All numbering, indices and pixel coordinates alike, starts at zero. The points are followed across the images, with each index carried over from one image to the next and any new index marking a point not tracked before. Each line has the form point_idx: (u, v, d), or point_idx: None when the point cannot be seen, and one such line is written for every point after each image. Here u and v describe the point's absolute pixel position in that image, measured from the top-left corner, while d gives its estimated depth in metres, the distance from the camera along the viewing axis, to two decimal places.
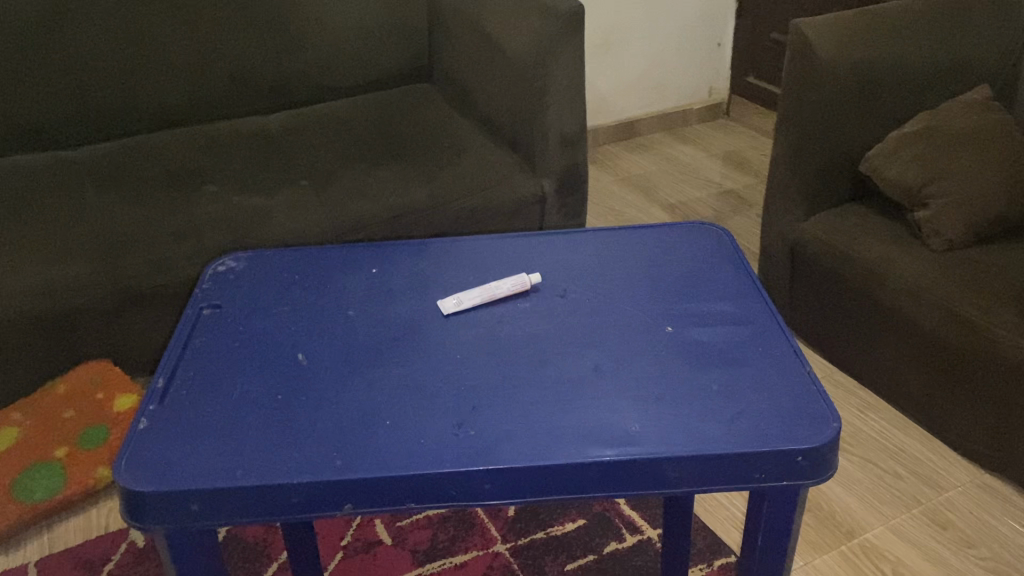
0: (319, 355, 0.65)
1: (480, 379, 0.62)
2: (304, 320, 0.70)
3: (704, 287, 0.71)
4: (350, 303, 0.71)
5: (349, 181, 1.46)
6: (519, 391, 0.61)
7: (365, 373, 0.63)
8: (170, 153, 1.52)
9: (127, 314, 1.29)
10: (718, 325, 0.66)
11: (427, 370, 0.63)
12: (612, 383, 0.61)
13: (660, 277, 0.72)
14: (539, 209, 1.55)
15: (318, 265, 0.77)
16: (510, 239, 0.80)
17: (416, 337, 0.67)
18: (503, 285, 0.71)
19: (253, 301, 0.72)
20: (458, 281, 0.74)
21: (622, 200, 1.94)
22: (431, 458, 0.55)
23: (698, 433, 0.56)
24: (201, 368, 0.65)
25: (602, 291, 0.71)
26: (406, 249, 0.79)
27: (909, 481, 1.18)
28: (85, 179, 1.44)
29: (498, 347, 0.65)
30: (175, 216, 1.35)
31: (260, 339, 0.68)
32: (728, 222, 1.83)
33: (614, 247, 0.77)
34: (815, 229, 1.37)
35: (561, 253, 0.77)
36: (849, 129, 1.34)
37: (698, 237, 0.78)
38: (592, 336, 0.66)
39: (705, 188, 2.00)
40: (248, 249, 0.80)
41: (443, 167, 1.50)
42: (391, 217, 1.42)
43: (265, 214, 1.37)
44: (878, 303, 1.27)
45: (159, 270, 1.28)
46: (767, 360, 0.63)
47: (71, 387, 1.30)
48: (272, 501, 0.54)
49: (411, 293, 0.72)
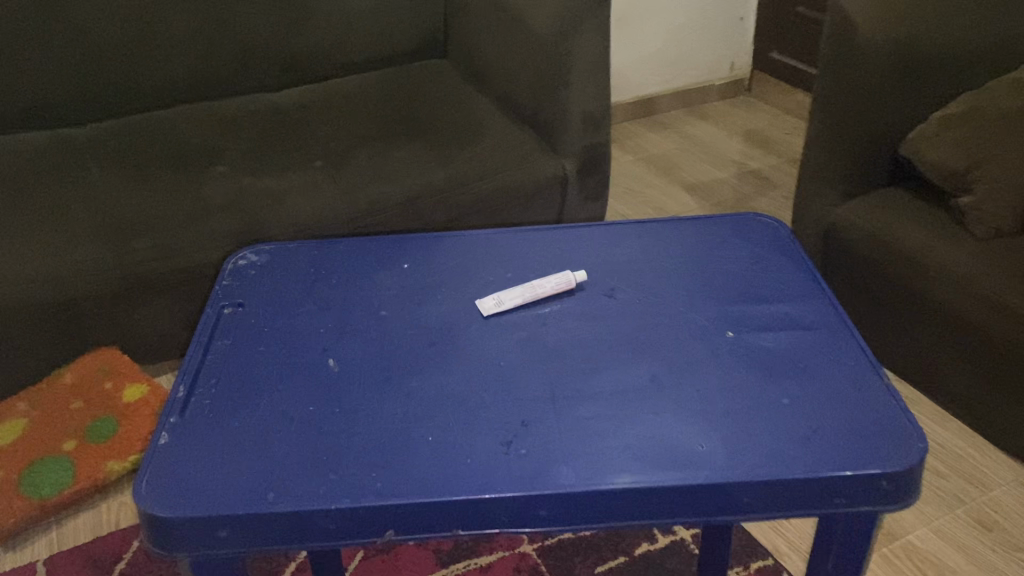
0: (352, 361, 0.60)
1: (523, 390, 0.57)
2: (333, 321, 0.65)
3: (766, 287, 0.66)
4: (382, 302, 0.66)
5: (364, 162, 1.40)
6: (566, 405, 0.56)
7: (402, 381, 0.58)
8: (178, 132, 1.46)
9: (136, 301, 1.24)
10: (780, 334, 0.61)
11: (467, 380, 0.58)
12: (672, 395, 0.57)
13: (712, 279, 0.68)
14: (560, 192, 1.50)
15: (345, 259, 0.72)
16: (551, 233, 0.75)
17: (456, 340, 0.62)
18: (545, 284, 0.66)
19: (280, 299, 0.67)
20: (500, 277, 0.69)
21: (643, 181, 1.89)
22: (480, 480, 0.51)
23: (773, 453, 0.52)
24: (225, 375, 0.60)
25: (654, 291, 0.66)
26: (441, 241, 0.74)
27: (950, 480, 1.14)
28: (91, 159, 1.38)
29: (543, 353, 0.60)
30: (185, 199, 1.30)
31: (287, 341, 0.63)
32: (753, 204, 1.78)
33: (663, 241, 0.72)
34: (851, 214, 1.31)
35: (606, 248, 0.72)
36: (888, 111, 1.28)
37: (752, 231, 0.73)
38: (645, 343, 0.61)
39: (727, 169, 1.94)
40: (269, 242, 0.75)
41: (462, 147, 1.45)
42: (408, 199, 1.36)
43: (277, 197, 1.32)
44: (918, 294, 1.22)
45: (169, 256, 1.23)
46: (836, 372, 0.58)
47: (78, 377, 1.27)
48: (305, 530, 0.50)
49: (449, 292, 0.67)
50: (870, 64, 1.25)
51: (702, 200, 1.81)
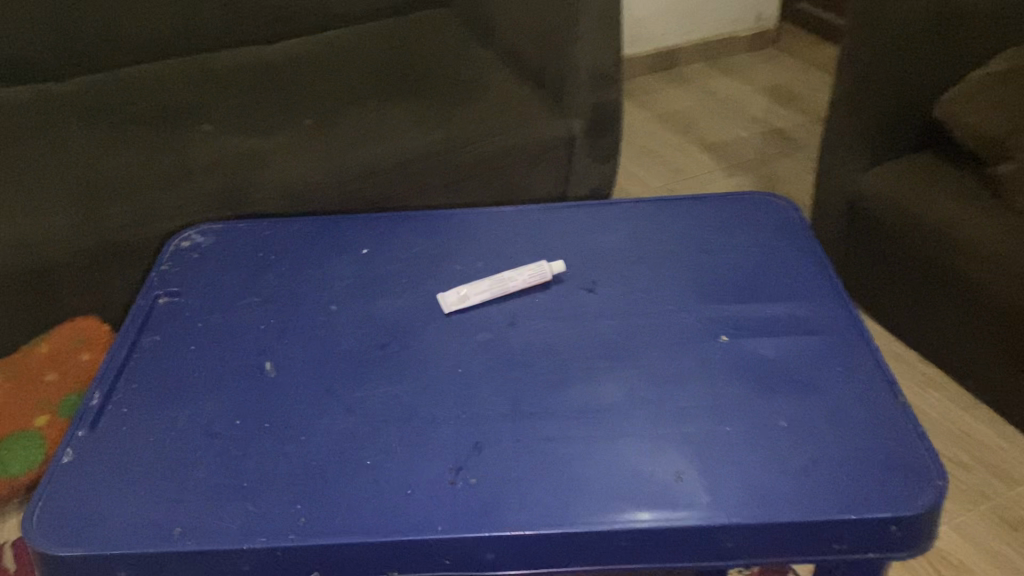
0: (287, 367, 0.67)
1: (535, 389, 0.64)
2: (273, 317, 0.72)
3: (771, 290, 0.73)
4: (324, 302, 0.73)
5: (357, 121, 1.32)
6: (566, 403, 0.63)
7: (413, 374, 0.66)
8: (163, 87, 1.39)
9: (112, 269, 1.18)
10: (770, 336, 0.68)
11: (478, 378, 0.65)
12: (623, 417, 0.62)
13: (703, 270, 0.76)
14: (566, 153, 1.40)
15: (295, 247, 0.80)
16: (519, 209, 0.84)
17: (404, 345, 0.68)
18: (519, 277, 0.73)
19: (219, 292, 0.74)
20: (451, 270, 0.75)
21: (658, 139, 1.79)
22: (437, 509, 0.56)
23: (768, 484, 0.57)
24: (153, 376, 0.67)
25: (646, 294, 0.73)
26: (402, 224, 0.81)
27: (974, 473, 1.06)
28: (70, 116, 1.32)
29: (550, 349, 0.68)
30: (165, 161, 1.23)
31: (226, 341, 0.69)
32: (775, 165, 1.68)
33: (656, 236, 0.80)
34: (877, 183, 1.22)
35: (592, 244, 0.79)
36: (921, 70, 1.17)
37: (774, 232, 0.81)
38: (635, 348, 0.68)
39: (750, 127, 1.84)
40: (216, 221, 0.83)
41: (461, 105, 1.36)
42: (401, 162, 1.28)
43: (263, 158, 1.25)
44: (947, 271, 1.13)
45: (146, 221, 1.16)
46: (819, 377, 0.65)
47: (53, 347, 1.19)
48: (243, 564, 0.55)
49: (396, 290, 0.74)
50: (902, 19, 1.14)
51: (721, 161, 1.71)
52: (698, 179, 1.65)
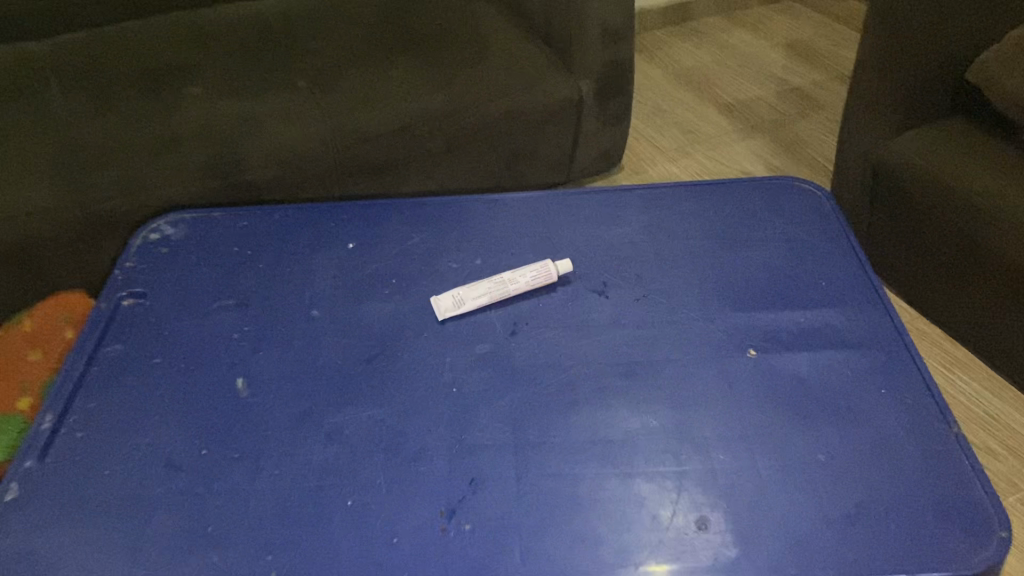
0: (258, 384, 0.72)
1: (573, 399, 0.70)
2: (249, 321, 0.78)
3: (802, 298, 0.78)
4: (300, 311, 0.79)
5: (353, 80, 1.25)
6: (600, 415, 0.69)
7: (450, 384, 0.71)
8: (150, 44, 1.32)
9: (98, 239, 1.13)
10: (793, 339, 0.74)
11: (520, 385, 0.71)
12: (593, 460, 0.65)
13: (749, 269, 0.82)
14: (575, 114, 1.34)
15: (268, 248, 0.86)
16: (512, 207, 0.91)
17: (394, 355, 0.74)
18: (523, 278, 0.80)
19: (188, 296, 0.81)
20: (447, 268, 0.83)
21: (671, 98, 1.71)
22: (427, 555, 0.59)
23: (799, 521, 0.61)
24: (113, 383, 0.73)
25: (664, 305, 0.78)
26: (386, 221, 0.89)
27: (1003, 460, 1.01)
28: (51, 76, 1.25)
29: (585, 358, 0.73)
30: (151, 124, 1.16)
31: (200, 348, 0.75)
32: (792, 127, 1.60)
33: (676, 245, 0.86)
34: (903, 149, 1.14)
35: (586, 248, 0.86)
36: (953, 31, 1.10)
37: (817, 241, 0.85)
38: (656, 358, 0.73)
39: (767, 85, 1.75)
40: (186, 214, 0.90)
41: (462, 64, 1.28)
42: (401, 126, 1.22)
43: (254, 122, 1.18)
44: (971, 245, 1.06)
45: (131, 190, 1.10)
46: (845, 381, 0.71)
47: (37, 325, 1.11)
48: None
49: (383, 294, 0.80)
50: None
51: (736, 121, 1.63)
52: (712, 141, 1.58)
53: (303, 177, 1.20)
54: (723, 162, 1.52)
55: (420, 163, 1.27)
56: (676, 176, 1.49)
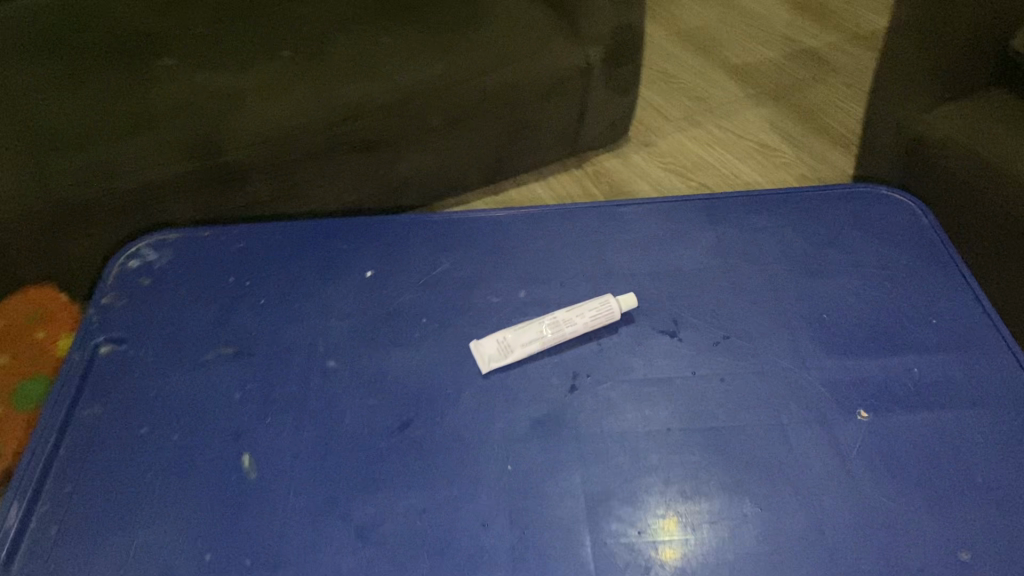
0: (266, 461, 0.68)
1: (630, 471, 0.66)
2: (254, 376, 0.74)
3: (908, 345, 0.74)
4: (314, 364, 0.75)
5: (344, 50, 1.15)
6: (660, 488, 0.65)
7: (505, 463, 0.67)
8: (118, 11, 1.20)
9: (70, 229, 1.03)
10: (880, 391, 0.70)
11: (582, 455, 0.67)
12: (619, 523, 0.63)
13: (819, 303, 0.78)
14: (583, 83, 1.24)
15: (266, 281, 0.83)
16: (553, 236, 0.87)
17: (431, 423, 0.70)
18: (583, 317, 0.76)
19: (178, 348, 0.77)
20: (487, 304, 0.80)
21: (678, 62, 1.61)
22: None
23: None
24: (94, 455, 0.69)
25: (752, 357, 0.74)
26: (405, 250, 0.86)
27: None
28: (12, 49, 1.14)
29: (642, 421, 0.69)
30: (124, 101, 1.06)
31: (195, 412, 0.71)
32: (808, 92, 1.51)
33: (755, 284, 0.80)
34: (940, 124, 1.05)
35: (642, 283, 0.81)
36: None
37: (922, 276, 0.80)
38: (717, 418, 0.69)
39: (778, 46, 1.65)
40: (168, 238, 0.87)
41: (461, 33, 1.18)
42: (398, 100, 1.11)
43: (238, 97, 1.07)
44: (1002, 231, 0.98)
45: (103, 175, 1.00)
46: (934, 441, 0.67)
47: (5, 328, 1.03)
48: None
49: (408, 341, 0.77)
50: None
51: (748, 87, 1.54)
52: (723, 108, 1.48)
53: (292, 158, 1.09)
54: (736, 132, 1.43)
55: (418, 141, 1.17)
56: (688, 147, 1.40)
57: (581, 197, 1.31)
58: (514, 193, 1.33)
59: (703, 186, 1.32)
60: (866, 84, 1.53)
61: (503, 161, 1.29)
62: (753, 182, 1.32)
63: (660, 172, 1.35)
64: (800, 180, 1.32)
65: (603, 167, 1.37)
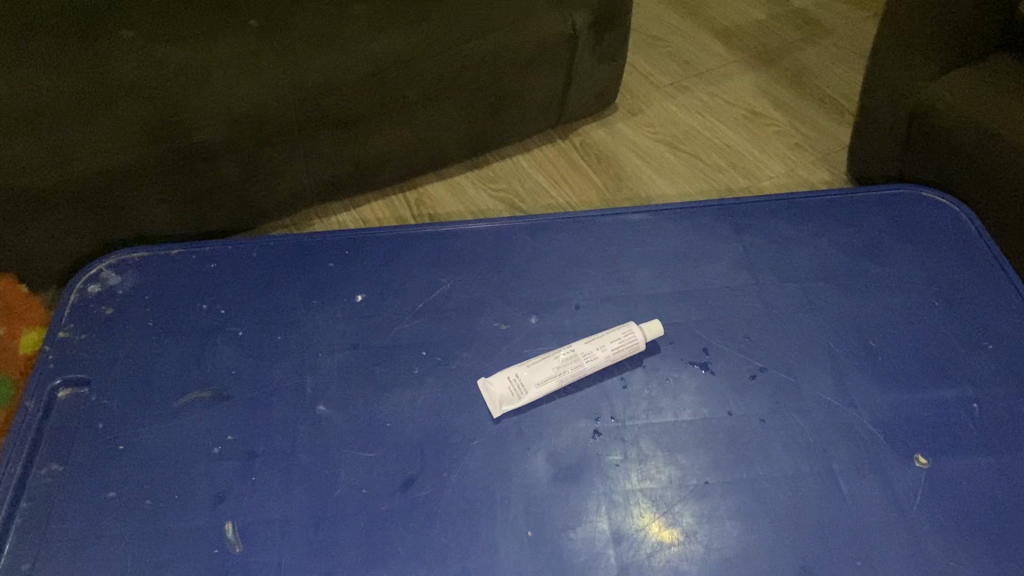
0: (254, 530, 0.64)
1: (654, 535, 0.64)
2: (236, 426, 0.70)
3: (958, 376, 0.73)
4: (304, 408, 0.72)
5: (316, 15, 1.06)
6: (678, 558, 0.63)
7: (525, 528, 0.65)
8: None
9: (25, 216, 0.96)
10: (921, 431, 0.69)
11: (611, 513, 0.65)
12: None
13: (847, 329, 0.76)
14: (568, 51, 1.18)
15: (257, 315, 0.79)
16: (567, 254, 0.84)
17: (439, 478, 0.67)
18: (608, 346, 0.73)
19: (147, 390, 0.73)
20: (496, 332, 0.77)
21: (662, 24, 1.55)
22: None
23: None
24: (57, 520, 0.65)
25: (794, 394, 0.72)
26: (409, 272, 0.82)
27: None
28: None
29: (663, 474, 0.67)
30: (76, 71, 0.96)
31: (168, 470, 0.68)
32: (798, 55, 1.46)
33: (787, 313, 0.78)
34: (944, 92, 1.00)
35: (658, 305, 0.79)
36: None
37: (968, 296, 0.79)
38: (749, 470, 0.68)
39: (768, 6, 1.59)
40: (130, 258, 0.83)
41: None
42: (373, 73, 1.05)
43: (204, 69, 0.99)
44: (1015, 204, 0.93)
45: (59, 158, 0.93)
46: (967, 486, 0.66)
47: None
48: None
49: (408, 380, 0.74)
50: None
51: (736, 49, 1.48)
52: (713, 73, 1.43)
53: (262, 136, 1.03)
54: (727, 99, 1.37)
55: (395, 115, 1.12)
56: (677, 116, 1.35)
57: (570, 172, 1.26)
58: (497, 166, 1.27)
59: (695, 158, 1.27)
60: (860, 46, 1.48)
61: (485, 135, 1.23)
62: (745, 152, 1.27)
63: (649, 143, 1.30)
64: (794, 150, 1.27)
65: (589, 138, 1.31)
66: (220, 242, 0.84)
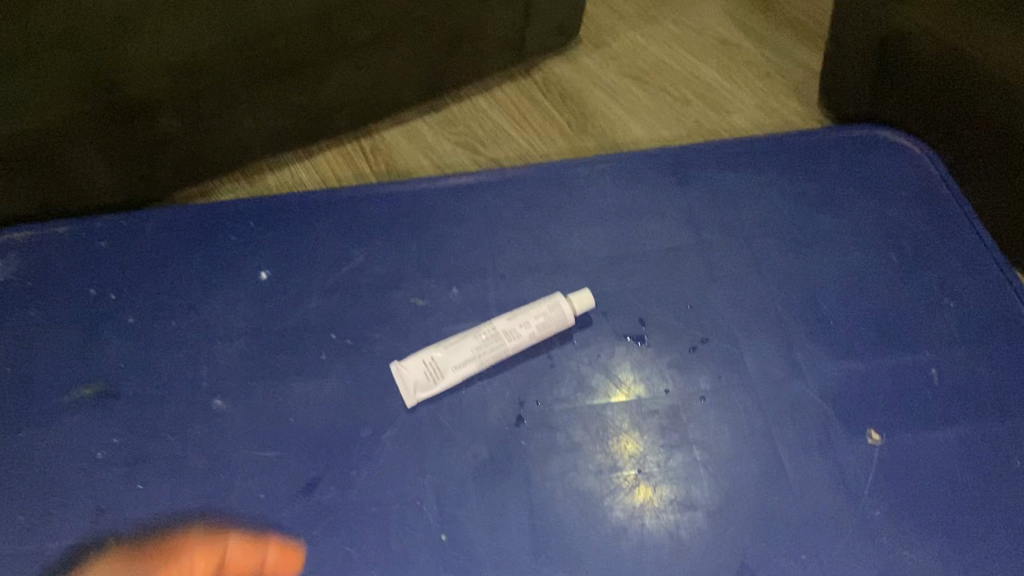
0: (133, 544, 0.64)
1: (582, 532, 0.65)
2: (123, 427, 0.70)
3: (888, 341, 0.74)
4: (200, 403, 0.71)
5: None
6: (606, 551, 0.64)
7: (439, 529, 0.65)
8: None
9: None
10: (841, 403, 0.70)
11: (535, 508, 0.66)
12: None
13: (779, 298, 0.77)
14: None
15: (158, 303, 0.77)
16: (496, 218, 0.83)
17: (342, 475, 0.68)
18: (536, 317, 0.73)
19: (29, 385, 0.72)
20: (411, 308, 0.77)
21: None
22: None
23: None
24: None
25: (730, 367, 0.73)
26: (324, 243, 0.81)
27: None
28: None
29: (595, 462, 0.68)
30: None
31: (51, 476, 0.68)
32: None
33: (720, 277, 0.79)
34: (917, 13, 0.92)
35: (582, 277, 0.79)
36: None
37: (908, 255, 0.79)
38: (684, 454, 0.69)
39: None
40: (16, 242, 0.81)
41: None
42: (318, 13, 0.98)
43: (139, 12, 0.86)
44: (991, 127, 0.88)
45: None
46: (897, 458, 0.68)
47: None
48: None
49: (312, 370, 0.73)
50: None
51: None
52: (679, 0, 1.36)
53: (199, 84, 0.97)
54: (693, 27, 1.31)
55: (343, 58, 1.06)
56: (643, 47, 1.29)
57: (532, 112, 1.20)
58: (455, 107, 1.21)
59: (662, 92, 1.22)
60: None
61: (439, 76, 1.17)
62: (713, 83, 1.22)
63: (613, 77, 1.24)
64: (763, 79, 1.22)
65: (551, 74, 1.26)
66: (114, 219, 0.82)
